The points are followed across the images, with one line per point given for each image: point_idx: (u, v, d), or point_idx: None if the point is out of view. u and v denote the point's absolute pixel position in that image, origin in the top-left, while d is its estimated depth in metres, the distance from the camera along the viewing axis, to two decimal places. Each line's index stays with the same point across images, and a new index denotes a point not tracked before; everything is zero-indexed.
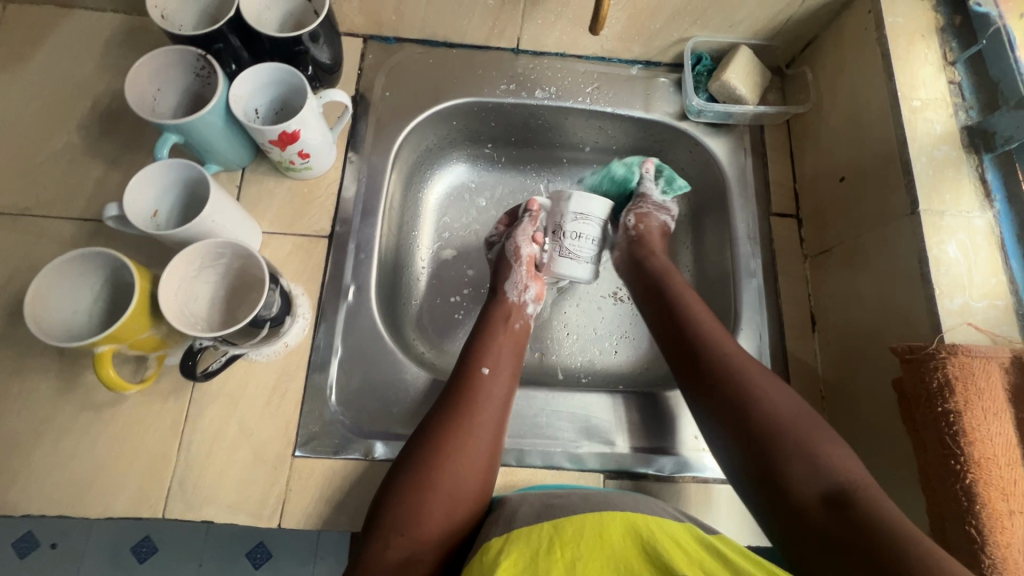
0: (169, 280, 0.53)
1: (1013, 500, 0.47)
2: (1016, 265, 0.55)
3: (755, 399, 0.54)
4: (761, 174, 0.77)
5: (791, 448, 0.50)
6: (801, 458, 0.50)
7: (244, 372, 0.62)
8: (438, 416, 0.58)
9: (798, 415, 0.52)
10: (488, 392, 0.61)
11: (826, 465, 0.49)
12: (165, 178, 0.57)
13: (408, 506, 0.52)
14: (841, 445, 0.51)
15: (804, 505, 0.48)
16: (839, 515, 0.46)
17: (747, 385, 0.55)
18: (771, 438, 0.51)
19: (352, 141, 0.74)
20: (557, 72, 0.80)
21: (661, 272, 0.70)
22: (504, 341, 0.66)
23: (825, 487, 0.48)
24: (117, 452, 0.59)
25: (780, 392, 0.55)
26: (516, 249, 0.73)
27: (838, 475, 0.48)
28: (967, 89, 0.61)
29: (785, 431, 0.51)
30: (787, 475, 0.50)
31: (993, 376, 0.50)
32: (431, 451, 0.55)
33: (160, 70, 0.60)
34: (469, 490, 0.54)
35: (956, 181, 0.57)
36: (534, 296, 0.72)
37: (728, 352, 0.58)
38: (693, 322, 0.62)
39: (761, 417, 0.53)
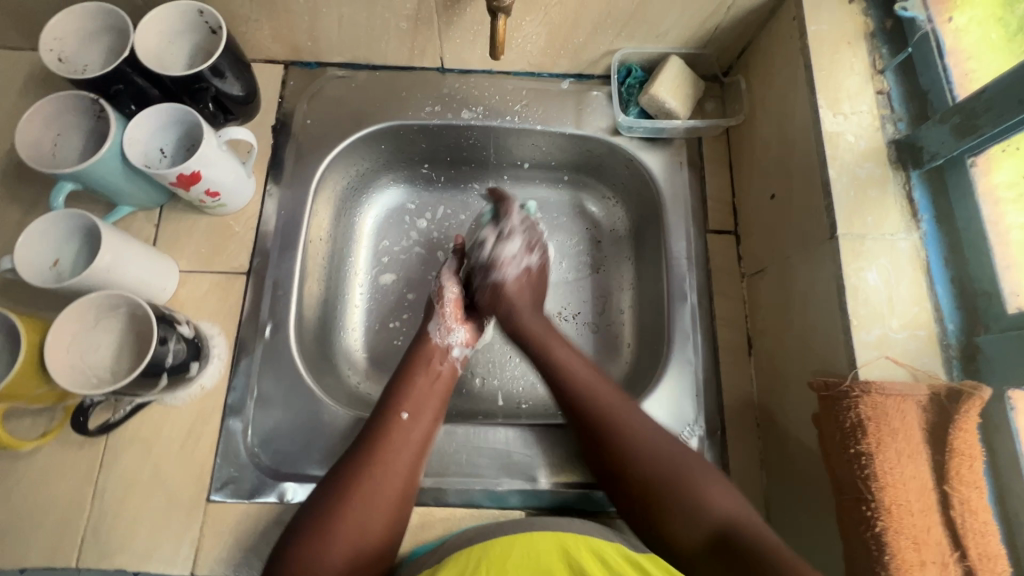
0: (59, 332, 0.53)
1: (924, 550, 0.44)
2: (942, 291, 0.51)
3: (629, 442, 0.55)
4: (698, 189, 0.74)
5: (671, 492, 0.51)
6: (686, 502, 0.51)
7: (160, 417, 0.62)
8: (348, 462, 0.56)
9: (678, 458, 0.54)
10: (404, 439, 0.58)
11: (707, 506, 0.50)
12: (61, 227, 0.56)
13: (307, 556, 0.50)
14: (724, 484, 0.52)
15: (690, 548, 0.49)
16: (723, 558, 0.47)
17: (622, 432, 0.55)
18: (651, 484, 0.53)
19: (272, 172, 0.73)
20: (485, 90, 0.77)
21: (518, 331, 0.66)
22: (426, 384, 0.63)
23: (708, 530, 0.49)
24: (30, 503, 0.58)
25: (656, 431, 0.56)
26: (440, 290, 0.71)
27: (720, 517, 0.50)
28: (897, 99, 0.57)
29: (663, 474, 0.53)
30: (672, 521, 0.51)
31: (909, 415, 0.47)
32: (336, 499, 0.53)
33: (56, 116, 0.59)
34: (372, 538, 0.53)
35: (880, 202, 0.54)
36: (460, 340, 0.69)
37: (602, 401, 0.58)
38: (566, 367, 0.61)
39: (633, 463, 0.54)
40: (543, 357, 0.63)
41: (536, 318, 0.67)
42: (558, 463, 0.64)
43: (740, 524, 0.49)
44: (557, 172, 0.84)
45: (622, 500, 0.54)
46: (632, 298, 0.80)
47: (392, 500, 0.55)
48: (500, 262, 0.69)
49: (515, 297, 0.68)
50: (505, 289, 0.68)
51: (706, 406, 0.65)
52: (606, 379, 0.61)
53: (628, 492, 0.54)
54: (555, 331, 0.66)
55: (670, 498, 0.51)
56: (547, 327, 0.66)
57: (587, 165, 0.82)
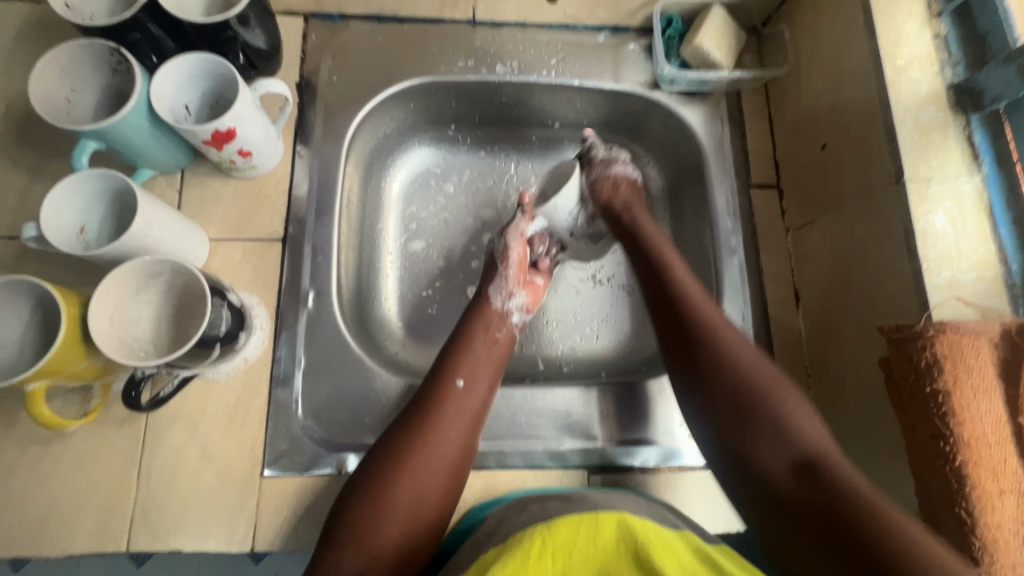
0: (100, 304, 0.49)
1: (1003, 480, 0.45)
2: (1006, 232, 0.52)
3: (726, 358, 0.53)
4: (739, 144, 0.73)
5: (763, 416, 0.49)
6: (771, 420, 0.48)
7: (204, 393, 0.59)
8: (404, 425, 0.53)
9: (766, 375, 0.51)
10: (460, 407, 0.55)
11: (794, 431, 0.48)
12: (87, 189, 0.52)
13: (364, 518, 0.48)
14: (813, 412, 0.50)
15: (768, 469, 0.47)
16: (809, 484, 0.45)
17: (722, 343, 0.54)
18: (740, 395, 0.50)
19: (300, 133, 0.68)
20: (518, 44, 0.74)
21: (634, 229, 0.68)
22: (482, 351, 0.60)
23: (792, 455, 0.47)
24: (71, 487, 0.55)
25: (752, 352, 0.53)
26: (506, 251, 0.69)
27: (807, 445, 0.47)
28: (954, 42, 0.57)
29: (755, 390, 0.50)
30: (756, 436, 0.48)
31: (982, 351, 0.47)
32: (390, 461, 0.51)
33: (69, 68, 0.54)
34: (427, 510, 0.50)
35: (943, 146, 0.54)
36: (519, 304, 0.67)
37: (707, 315, 0.56)
38: (677, 284, 0.59)
39: (728, 372, 0.52)
40: (660, 267, 0.62)
41: (653, 224, 0.69)
42: (614, 423, 0.63)
43: (825, 456, 0.46)
44: (588, 132, 0.82)
45: (705, 418, 0.52)
46: None
47: (446, 470, 0.52)
48: (616, 156, 0.74)
49: (625, 197, 0.72)
50: (610, 197, 0.72)
51: None
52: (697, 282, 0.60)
53: (714, 399, 0.51)
54: (667, 244, 0.65)
55: (758, 413, 0.49)
56: (657, 236, 0.67)
57: (622, 124, 0.80)
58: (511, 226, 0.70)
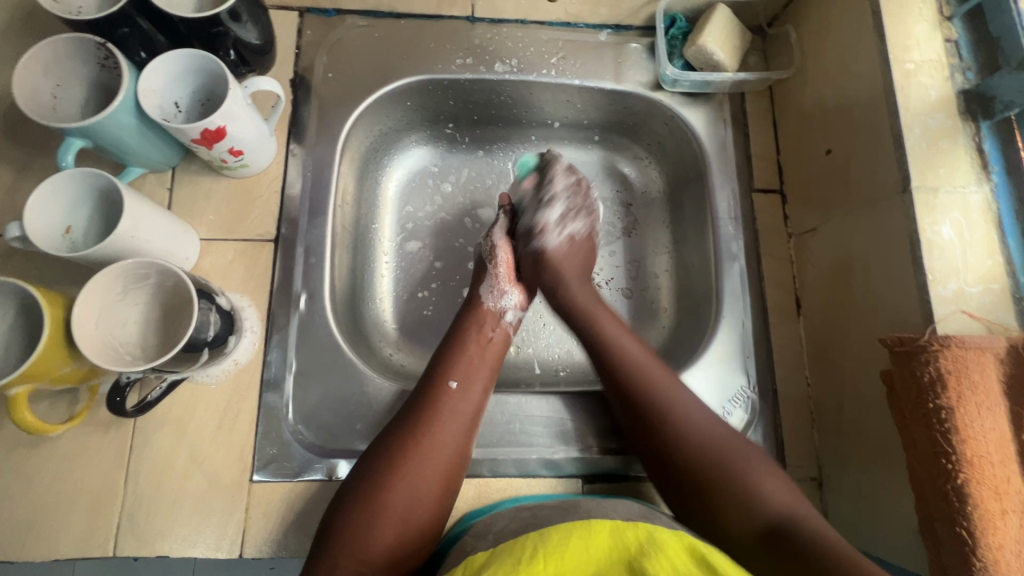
0: (85, 306, 0.48)
1: (1006, 499, 0.44)
2: (1015, 244, 0.50)
3: (678, 434, 0.52)
4: (742, 147, 0.72)
5: (724, 486, 0.49)
6: (735, 492, 0.49)
7: (193, 396, 0.58)
8: (397, 429, 0.52)
9: (727, 443, 0.51)
10: (453, 408, 0.54)
11: (761, 501, 0.48)
12: (73, 188, 0.51)
13: (357, 525, 0.47)
14: (779, 475, 0.50)
15: (742, 540, 0.47)
16: (784, 555, 0.44)
17: (676, 420, 0.53)
18: (698, 475, 0.50)
19: (294, 131, 0.67)
20: (518, 41, 0.72)
21: (567, 303, 0.64)
22: (475, 351, 0.59)
23: (760, 526, 0.47)
24: (57, 490, 0.54)
25: (708, 417, 0.53)
26: (492, 250, 0.67)
27: (772, 511, 0.47)
28: (965, 47, 0.55)
29: (710, 463, 0.50)
30: (722, 513, 0.48)
31: (988, 367, 0.46)
32: (383, 465, 0.50)
33: (55, 63, 0.52)
34: (420, 516, 0.49)
35: (952, 154, 0.52)
36: (513, 302, 0.65)
37: (656, 383, 0.55)
38: (620, 346, 0.58)
39: (683, 458, 0.51)
40: (590, 328, 0.61)
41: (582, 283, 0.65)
42: (610, 431, 0.62)
43: (795, 519, 0.46)
44: (588, 132, 0.80)
45: (672, 488, 0.52)
46: (670, 262, 0.77)
47: (441, 473, 0.51)
48: (539, 228, 0.66)
49: (580, 249, 0.68)
50: (548, 260, 0.65)
51: (758, 368, 0.64)
52: (648, 347, 0.59)
53: (675, 479, 0.51)
54: (603, 306, 0.63)
55: (719, 487, 0.49)
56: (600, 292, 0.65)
57: (623, 124, 0.78)
58: (495, 225, 0.69)
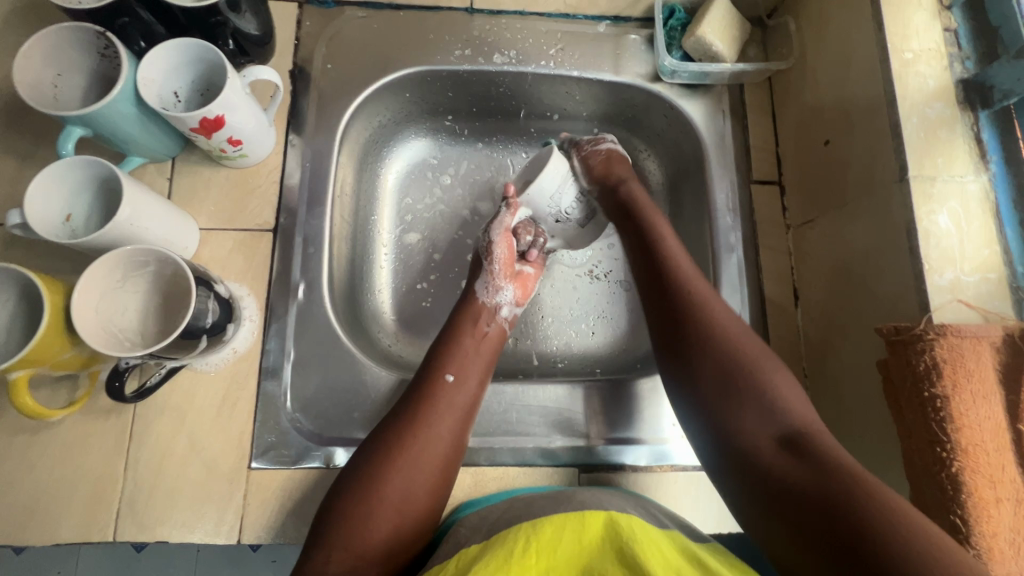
0: (84, 293, 0.48)
1: (1000, 488, 0.44)
2: (1012, 233, 0.50)
3: (717, 330, 0.52)
4: (741, 138, 0.71)
5: (745, 385, 0.49)
6: (755, 397, 0.48)
7: (192, 384, 0.58)
8: (393, 422, 0.52)
9: (754, 351, 0.51)
10: (449, 402, 0.54)
11: (780, 405, 0.48)
12: (73, 176, 0.51)
13: (351, 518, 0.47)
14: (796, 386, 0.50)
15: (757, 449, 0.46)
16: (793, 457, 0.44)
17: (713, 321, 0.53)
18: (725, 370, 0.50)
19: (293, 122, 0.67)
20: (517, 33, 0.72)
21: (632, 202, 0.66)
22: (472, 346, 0.59)
23: (779, 429, 0.46)
24: (59, 476, 0.55)
25: (742, 327, 0.53)
26: (490, 246, 0.67)
27: (793, 419, 0.47)
28: (964, 36, 0.55)
29: (738, 359, 0.50)
30: (739, 416, 0.48)
31: (984, 356, 0.46)
32: (379, 458, 0.50)
33: (55, 52, 0.53)
34: (415, 509, 0.49)
35: (950, 143, 0.52)
36: (509, 297, 0.66)
37: (693, 292, 0.55)
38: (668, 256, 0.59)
39: (717, 347, 0.51)
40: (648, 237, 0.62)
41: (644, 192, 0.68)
42: (607, 420, 0.62)
43: (809, 430, 0.46)
44: (587, 124, 0.80)
45: (688, 395, 0.51)
46: None
47: (436, 466, 0.51)
48: (596, 137, 0.73)
49: (620, 170, 0.70)
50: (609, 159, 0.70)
51: None
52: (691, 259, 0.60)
53: (698, 382, 0.51)
54: (659, 214, 0.65)
55: (742, 391, 0.49)
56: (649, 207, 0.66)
57: (622, 116, 0.78)
58: (494, 220, 0.68)
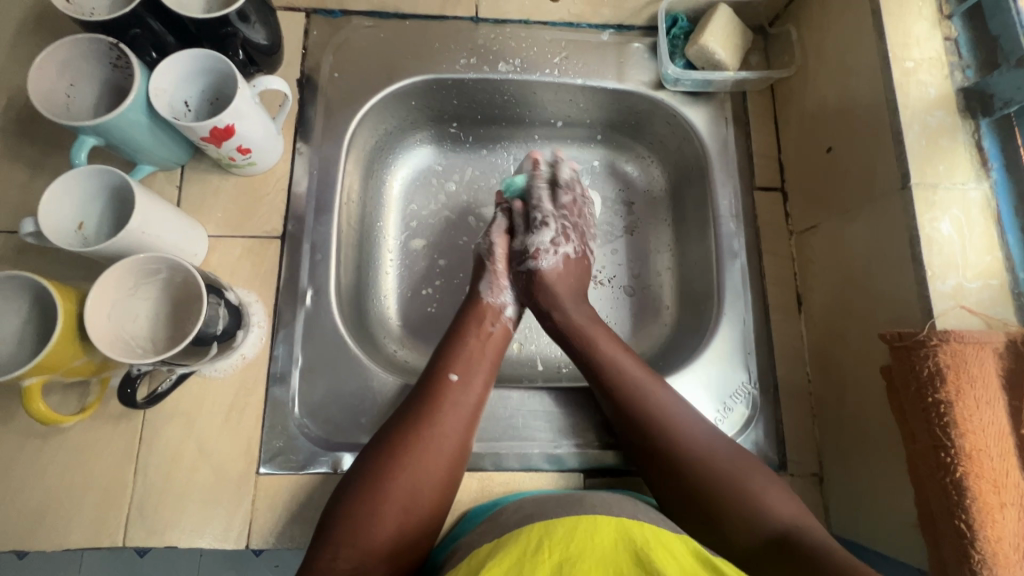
0: (98, 298, 0.49)
1: (1004, 493, 0.45)
2: (1014, 240, 0.51)
3: (678, 447, 0.53)
4: (743, 145, 0.72)
5: (725, 498, 0.50)
6: (735, 504, 0.49)
7: (201, 390, 0.59)
8: (399, 420, 0.53)
9: (727, 455, 0.53)
10: (455, 402, 0.55)
11: (764, 511, 0.49)
12: (84, 184, 0.52)
13: (359, 515, 0.47)
14: (780, 488, 0.51)
15: (745, 547, 0.48)
16: (783, 563, 0.46)
17: (676, 438, 0.54)
18: (697, 489, 0.51)
19: (300, 130, 0.68)
20: (521, 41, 0.73)
21: (564, 319, 0.64)
22: (477, 346, 0.60)
23: (766, 534, 0.48)
24: (69, 481, 0.55)
25: (704, 427, 0.55)
26: (491, 246, 0.68)
27: (776, 522, 0.48)
28: (964, 45, 0.55)
29: (712, 480, 0.51)
30: (726, 521, 0.49)
31: (987, 362, 0.46)
32: (386, 457, 0.50)
33: (70, 62, 0.54)
34: (422, 506, 0.50)
35: (951, 151, 0.53)
36: (513, 297, 0.66)
37: (657, 404, 0.56)
38: (613, 365, 0.59)
39: (688, 464, 0.52)
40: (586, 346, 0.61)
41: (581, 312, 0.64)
42: (612, 426, 0.63)
43: (798, 530, 0.47)
44: (591, 131, 0.81)
45: (670, 504, 0.53)
46: (672, 260, 0.78)
47: (442, 463, 0.51)
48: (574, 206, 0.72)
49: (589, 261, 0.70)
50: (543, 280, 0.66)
51: (758, 365, 0.65)
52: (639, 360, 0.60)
53: (679, 492, 0.52)
54: (600, 326, 0.63)
55: (721, 504, 0.50)
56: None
57: (625, 124, 0.79)
58: (494, 225, 0.70)
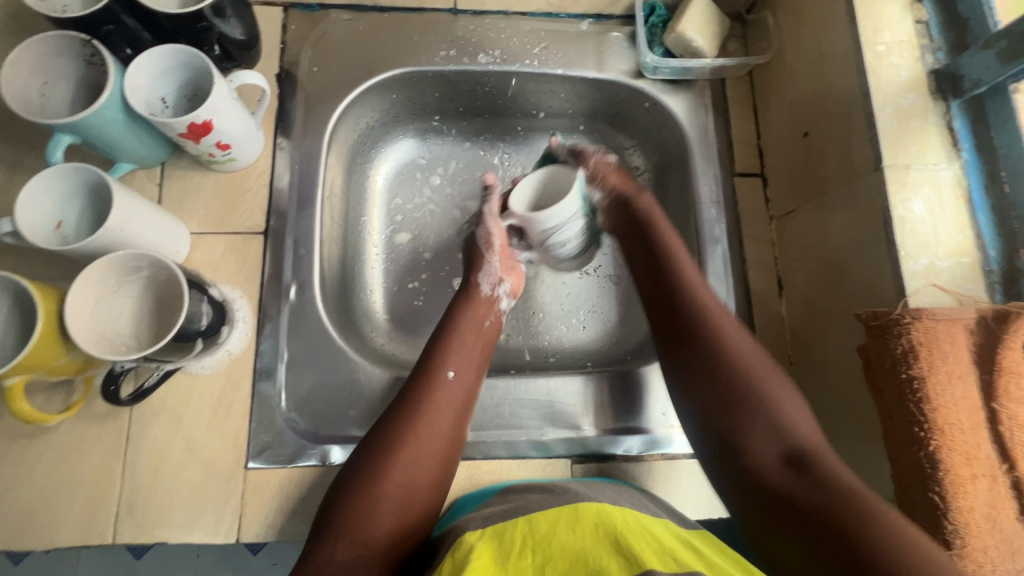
0: (78, 296, 0.49)
1: (975, 465, 0.46)
2: (983, 219, 0.52)
3: (727, 357, 0.51)
4: (723, 132, 0.73)
5: (752, 406, 0.49)
6: (758, 411, 0.48)
7: (187, 386, 0.59)
8: (394, 416, 0.53)
9: (763, 367, 0.51)
10: (449, 398, 0.55)
11: (787, 424, 0.47)
12: (63, 184, 0.52)
13: (357, 509, 0.48)
14: (803, 405, 0.49)
15: (758, 461, 0.47)
16: (800, 479, 0.44)
17: (721, 344, 0.52)
18: (729, 395, 0.50)
19: (280, 125, 0.68)
20: (501, 32, 0.73)
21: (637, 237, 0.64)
22: (470, 339, 0.60)
23: (783, 446, 0.47)
24: (57, 480, 0.55)
25: (745, 334, 0.54)
26: (487, 235, 0.67)
27: (795, 435, 0.47)
28: (934, 28, 0.56)
29: (743, 387, 0.50)
30: (745, 429, 0.48)
31: (958, 338, 0.48)
32: (383, 453, 0.50)
33: (42, 60, 0.53)
34: (418, 502, 0.50)
35: (922, 132, 0.53)
36: (507, 290, 0.67)
37: (705, 302, 0.55)
38: (672, 260, 0.60)
39: (727, 373, 0.51)
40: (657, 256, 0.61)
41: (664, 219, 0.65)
42: (603, 413, 0.64)
43: (812, 449, 0.46)
44: (574, 122, 0.81)
45: (698, 400, 0.51)
46: None
47: (438, 459, 0.52)
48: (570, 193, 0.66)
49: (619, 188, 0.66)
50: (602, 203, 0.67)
51: None
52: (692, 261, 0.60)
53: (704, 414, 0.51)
54: (675, 236, 0.62)
55: (748, 407, 0.49)
56: (666, 226, 0.63)
57: (607, 112, 0.79)
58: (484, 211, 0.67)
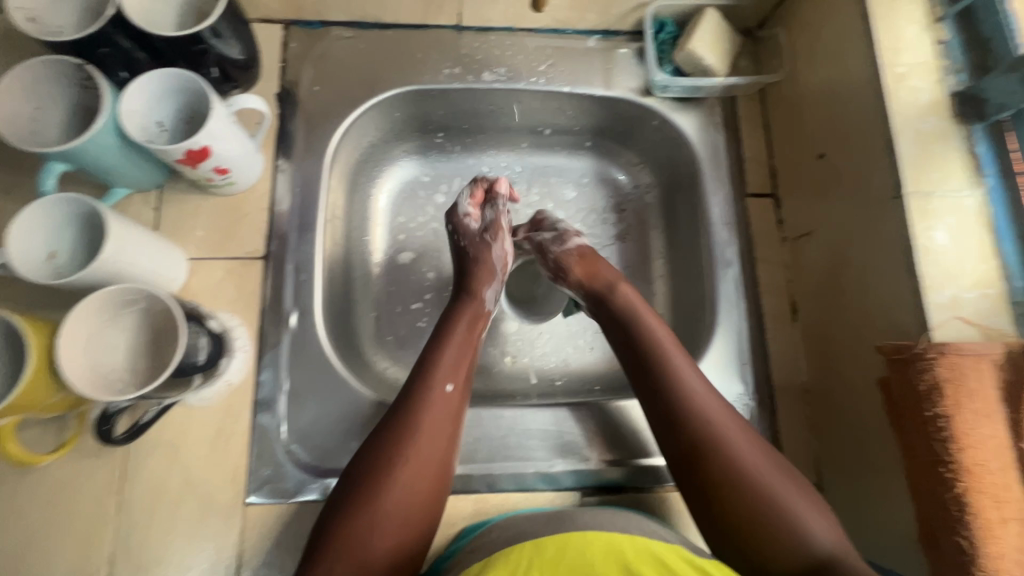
0: (70, 332, 0.47)
1: (1005, 507, 0.44)
2: (1010, 248, 0.50)
3: (727, 456, 0.48)
4: (733, 150, 0.71)
5: (768, 517, 0.46)
6: (781, 525, 0.46)
7: (184, 419, 0.57)
8: (387, 430, 0.50)
9: (767, 465, 0.48)
10: (444, 410, 0.52)
11: (808, 539, 0.45)
12: (54, 213, 0.50)
13: (356, 530, 0.45)
14: (825, 512, 0.48)
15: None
16: None
17: (718, 438, 0.49)
18: (742, 498, 0.47)
19: (281, 146, 0.66)
20: (506, 49, 0.72)
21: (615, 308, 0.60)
22: (462, 347, 0.57)
23: (809, 563, 0.44)
24: (49, 517, 0.53)
25: (744, 429, 0.51)
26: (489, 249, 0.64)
27: (820, 548, 0.45)
28: (956, 48, 0.54)
29: (755, 489, 0.47)
30: (768, 543, 0.45)
31: (985, 375, 0.46)
32: (379, 470, 0.48)
33: (35, 85, 0.52)
34: (415, 520, 0.48)
35: (945, 157, 0.52)
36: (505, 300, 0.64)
37: (688, 389, 0.52)
38: (652, 340, 0.56)
39: (732, 471, 0.48)
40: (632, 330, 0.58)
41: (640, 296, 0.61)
42: (614, 443, 0.62)
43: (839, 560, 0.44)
44: (580, 138, 0.79)
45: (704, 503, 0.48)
46: (665, 268, 0.76)
47: (434, 473, 0.50)
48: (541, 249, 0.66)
49: (590, 271, 0.63)
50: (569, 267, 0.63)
51: (754, 376, 0.64)
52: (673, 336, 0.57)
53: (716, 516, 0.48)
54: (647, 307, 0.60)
55: (766, 521, 0.46)
56: (635, 297, 0.61)
57: (615, 129, 0.77)
58: (493, 221, 0.66)
